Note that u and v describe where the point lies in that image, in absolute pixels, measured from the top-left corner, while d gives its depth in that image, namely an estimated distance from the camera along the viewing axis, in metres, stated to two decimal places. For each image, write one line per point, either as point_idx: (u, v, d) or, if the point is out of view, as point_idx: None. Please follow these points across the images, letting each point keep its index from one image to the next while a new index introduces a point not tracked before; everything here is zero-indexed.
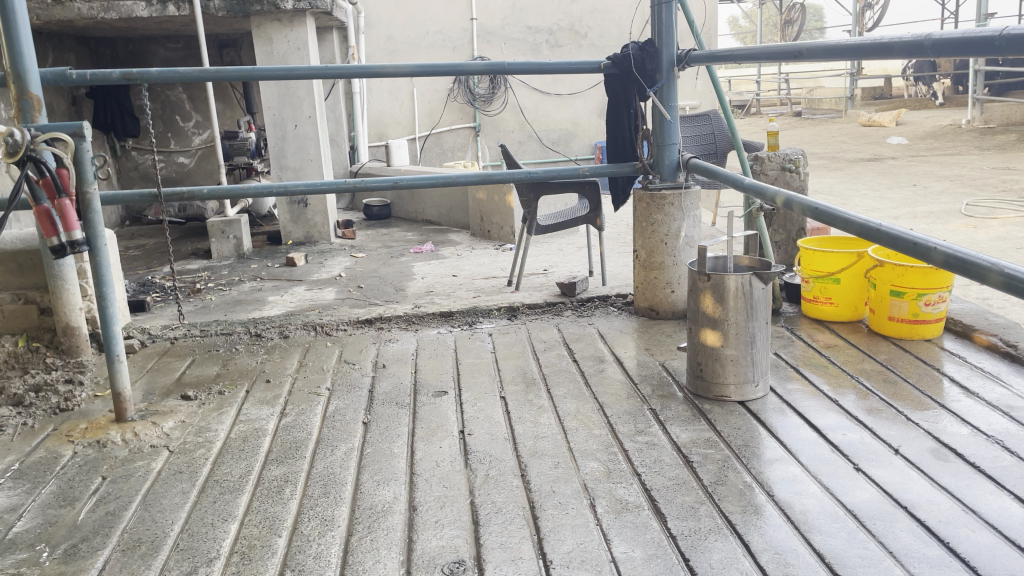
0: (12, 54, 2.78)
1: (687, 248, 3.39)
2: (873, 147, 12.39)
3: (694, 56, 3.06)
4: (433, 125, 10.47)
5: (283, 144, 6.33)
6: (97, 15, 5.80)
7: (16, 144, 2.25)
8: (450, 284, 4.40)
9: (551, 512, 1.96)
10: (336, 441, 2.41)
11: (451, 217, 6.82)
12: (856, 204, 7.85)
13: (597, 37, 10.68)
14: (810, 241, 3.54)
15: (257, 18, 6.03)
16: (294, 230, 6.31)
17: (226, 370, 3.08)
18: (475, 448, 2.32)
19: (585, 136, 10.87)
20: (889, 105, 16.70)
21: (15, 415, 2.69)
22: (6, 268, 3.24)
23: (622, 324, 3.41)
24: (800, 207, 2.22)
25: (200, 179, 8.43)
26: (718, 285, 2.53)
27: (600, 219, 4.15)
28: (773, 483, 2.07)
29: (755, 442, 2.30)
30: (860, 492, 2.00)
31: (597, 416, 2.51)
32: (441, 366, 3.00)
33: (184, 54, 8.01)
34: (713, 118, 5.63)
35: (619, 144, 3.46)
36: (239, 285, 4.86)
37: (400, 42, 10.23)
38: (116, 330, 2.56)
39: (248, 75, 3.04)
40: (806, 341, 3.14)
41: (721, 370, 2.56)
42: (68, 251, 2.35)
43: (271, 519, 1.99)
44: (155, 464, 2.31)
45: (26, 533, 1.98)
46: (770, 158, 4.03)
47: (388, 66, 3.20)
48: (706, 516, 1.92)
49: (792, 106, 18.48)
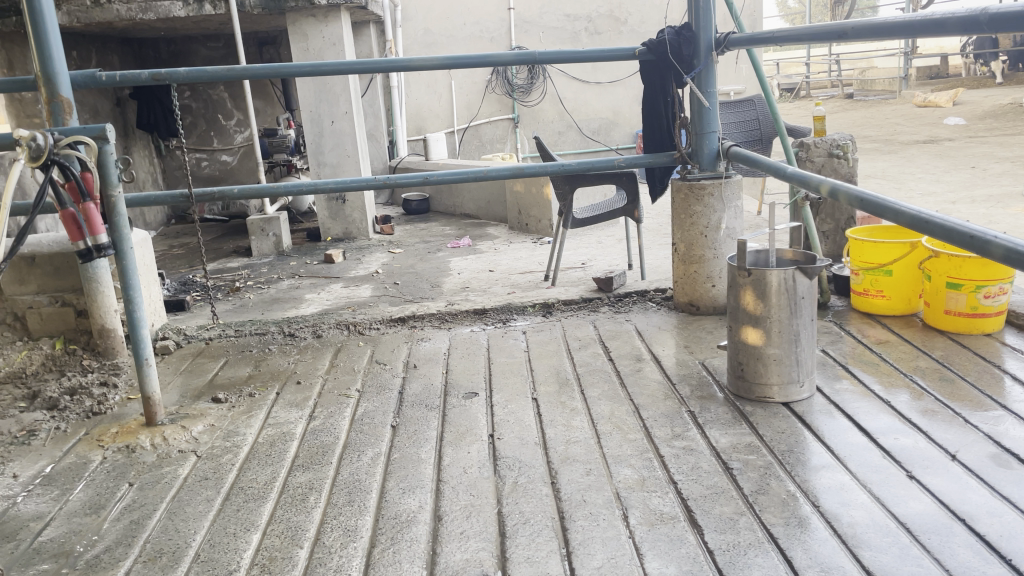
0: (42, 56, 2.75)
1: (728, 241, 3.25)
2: (930, 129, 11.95)
3: (734, 39, 2.92)
4: (472, 117, 10.41)
5: (320, 140, 6.32)
6: (135, 16, 5.86)
7: (40, 148, 2.16)
8: (487, 280, 4.33)
9: (580, 523, 1.87)
10: (363, 446, 2.35)
11: (490, 210, 6.75)
12: (911, 188, 7.56)
13: (637, 23, 10.49)
14: (859, 231, 3.37)
15: (292, 14, 6.02)
16: (333, 227, 6.31)
17: (258, 371, 3.06)
18: (504, 454, 2.23)
19: (626, 125, 10.68)
20: (947, 84, 16.14)
21: (48, 420, 2.69)
22: (43, 271, 3.26)
23: (660, 320, 3.29)
24: (847, 197, 2.08)
25: (242, 177, 8.52)
26: (759, 281, 2.40)
27: (639, 211, 4.01)
28: (819, 492, 1.94)
29: (799, 447, 2.17)
30: (913, 503, 1.87)
31: (632, 419, 2.41)
32: (473, 366, 2.93)
33: (224, 52, 8.07)
34: (756, 103, 5.44)
35: (656, 133, 3.34)
36: (277, 283, 4.86)
37: (437, 34, 10.17)
38: (144, 334, 2.54)
39: (276, 72, 2.98)
40: (856, 336, 2.98)
41: (764, 371, 2.43)
42: (94, 254, 2.29)
43: (293, 529, 1.94)
44: (182, 470, 2.29)
45: (50, 542, 1.97)
46: (817, 144, 3.85)
47: (418, 58, 3.11)
48: (746, 528, 1.81)
49: (844, 87, 17.98)
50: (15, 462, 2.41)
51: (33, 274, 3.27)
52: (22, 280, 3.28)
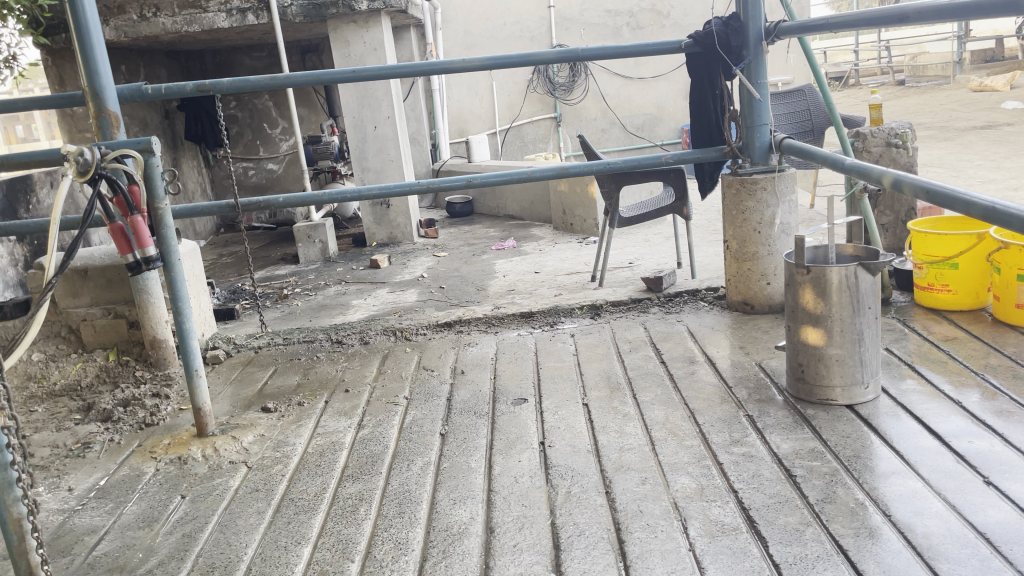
0: (89, 72, 2.75)
1: (783, 237, 3.14)
2: (986, 114, 11.57)
3: (785, 28, 2.81)
4: (514, 117, 10.41)
5: (363, 146, 6.34)
6: (181, 29, 5.96)
7: (88, 163, 2.07)
8: (533, 282, 4.28)
9: (638, 535, 1.80)
10: (413, 455, 2.31)
11: (534, 211, 6.70)
12: (969, 176, 7.31)
13: (680, 16, 10.30)
14: (921, 222, 3.22)
15: (333, 21, 6.05)
16: (378, 232, 6.32)
17: (306, 380, 3.04)
18: (556, 463, 2.18)
19: (671, 120, 10.51)
20: (1003, 67, 15.65)
21: (102, 431, 2.72)
22: (96, 284, 3.32)
23: (713, 320, 3.19)
24: (912, 188, 1.98)
25: (289, 184, 8.61)
26: (819, 279, 2.30)
27: (687, 207, 3.91)
28: (890, 501, 1.84)
29: (866, 453, 2.07)
30: (992, 511, 1.76)
31: (687, 424, 2.33)
32: (521, 371, 2.88)
33: (268, 62, 8.17)
34: (808, 93, 5.28)
35: (705, 128, 3.24)
36: (325, 289, 4.87)
37: (478, 35, 10.17)
38: (194, 345, 2.54)
39: (318, 79, 2.96)
40: (921, 333, 2.85)
41: (826, 372, 2.33)
42: (144, 267, 2.29)
43: (344, 542, 1.90)
44: (234, 481, 2.28)
45: (104, 556, 1.97)
46: (874, 134, 3.70)
47: (458, 60, 3.06)
48: (813, 540, 1.72)
49: (894, 74, 17.55)
50: (71, 474, 2.43)
51: (86, 286, 3.32)
52: (76, 293, 3.34)
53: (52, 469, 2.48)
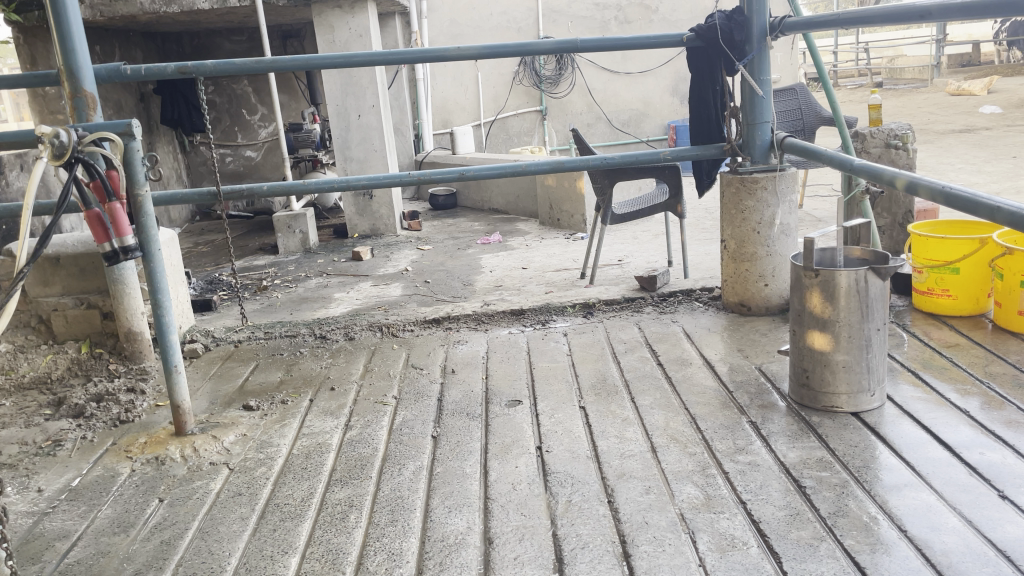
0: (64, 50, 2.60)
1: (783, 238, 3.08)
2: (966, 117, 11.66)
3: (791, 23, 2.74)
4: (498, 109, 10.31)
5: (347, 135, 6.20)
6: (159, 9, 5.76)
7: (64, 146, 1.94)
8: (521, 278, 4.19)
9: (645, 549, 1.72)
10: (403, 458, 2.22)
11: (520, 205, 6.61)
12: (952, 179, 7.34)
13: (668, 11, 10.25)
14: (920, 226, 3.19)
15: (318, 5, 5.89)
16: (360, 223, 6.20)
17: (290, 376, 2.93)
18: (555, 469, 2.09)
19: (657, 117, 10.46)
20: (980, 71, 15.87)
21: (74, 429, 2.59)
22: (69, 272, 3.17)
23: (709, 322, 3.12)
24: (927, 190, 1.91)
25: (268, 172, 8.44)
26: (827, 282, 2.23)
27: (681, 205, 3.84)
28: (903, 515, 1.78)
29: (875, 462, 2.01)
30: (1010, 528, 1.70)
31: (689, 430, 2.25)
32: (514, 370, 2.79)
33: (248, 46, 8.00)
34: (800, 92, 5.26)
35: (703, 123, 3.18)
36: (305, 281, 4.74)
37: (463, 24, 10.03)
38: (172, 339, 2.42)
39: (307, 63, 2.84)
40: (922, 339, 2.80)
41: (831, 379, 2.27)
42: (121, 257, 2.14)
43: (334, 552, 1.80)
44: (214, 485, 2.17)
45: (78, 563, 1.85)
46: (873, 134, 3.68)
47: (452, 48, 2.94)
48: (827, 556, 1.66)
49: (872, 76, 17.73)
50: (41, 474, 2.30)
51: (58, 275, 3.17)
52: (46, 281, 3.18)
53: (20, 469, 2.34)
